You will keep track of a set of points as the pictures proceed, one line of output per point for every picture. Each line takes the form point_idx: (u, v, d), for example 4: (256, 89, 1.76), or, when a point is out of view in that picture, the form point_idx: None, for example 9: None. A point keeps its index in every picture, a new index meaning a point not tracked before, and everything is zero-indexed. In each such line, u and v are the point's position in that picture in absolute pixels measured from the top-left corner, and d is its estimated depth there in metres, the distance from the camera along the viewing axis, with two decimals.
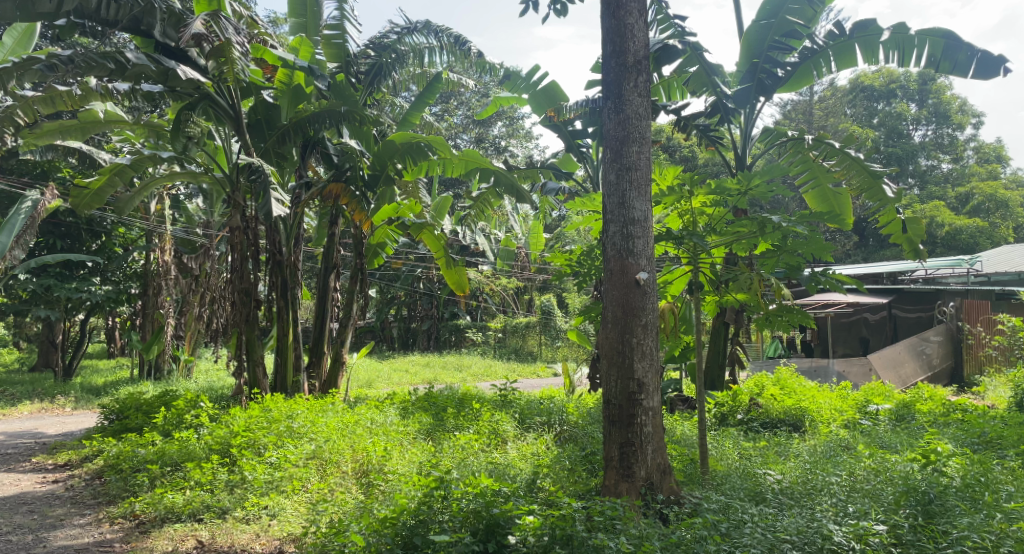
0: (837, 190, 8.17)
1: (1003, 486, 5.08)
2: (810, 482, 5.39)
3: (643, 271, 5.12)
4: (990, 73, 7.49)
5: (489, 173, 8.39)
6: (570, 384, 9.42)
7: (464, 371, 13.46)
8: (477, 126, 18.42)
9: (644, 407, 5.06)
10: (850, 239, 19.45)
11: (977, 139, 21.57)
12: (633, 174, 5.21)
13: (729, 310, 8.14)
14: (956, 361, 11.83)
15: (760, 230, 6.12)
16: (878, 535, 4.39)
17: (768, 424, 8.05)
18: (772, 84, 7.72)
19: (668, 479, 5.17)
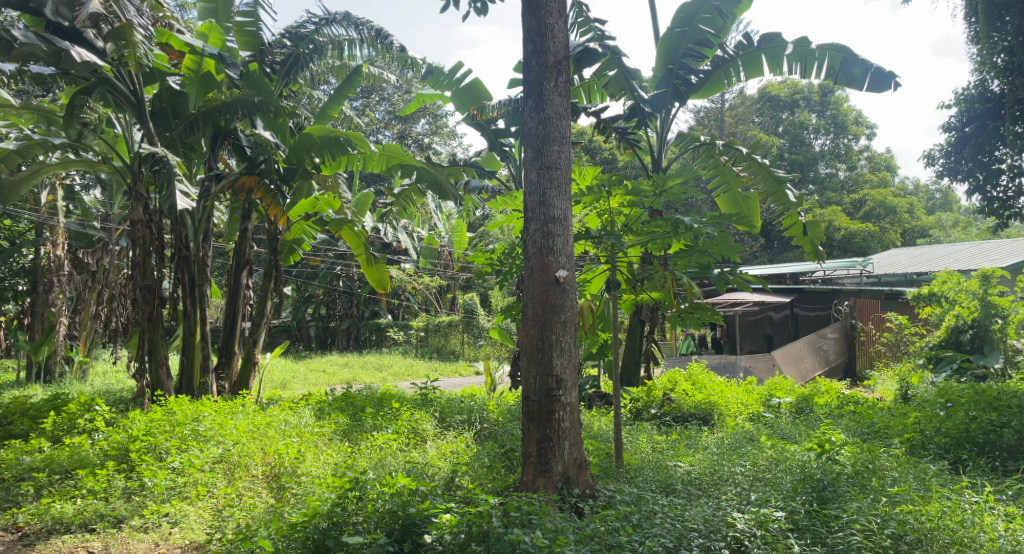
0: (746, 193, 8.45)
1: (888, 472, 5.18)
2: (714, 472, 5.37)
3: (562, 268, 4.98)
4: (882, 88, 7.69)
5: (410, 169, 8.01)
6: (492, 382, 9.34)
7: (384, 371, 13.19)
8: (399, 121, 18.14)
9: (562, 403, 4.91)
10: (757, 241, 20.62)
11: (870, 149, 23.22)
12: (554, 173, 5.04)
13: (645, 308, 8.24)
14: (849, 358, 12.76)
15: (674, 231, 6.19)
16: (777, 520, 4.43)
17: (680, 418, 8.16)
18: (687, 91, 7.78)
19: (585, 473, 5.00)
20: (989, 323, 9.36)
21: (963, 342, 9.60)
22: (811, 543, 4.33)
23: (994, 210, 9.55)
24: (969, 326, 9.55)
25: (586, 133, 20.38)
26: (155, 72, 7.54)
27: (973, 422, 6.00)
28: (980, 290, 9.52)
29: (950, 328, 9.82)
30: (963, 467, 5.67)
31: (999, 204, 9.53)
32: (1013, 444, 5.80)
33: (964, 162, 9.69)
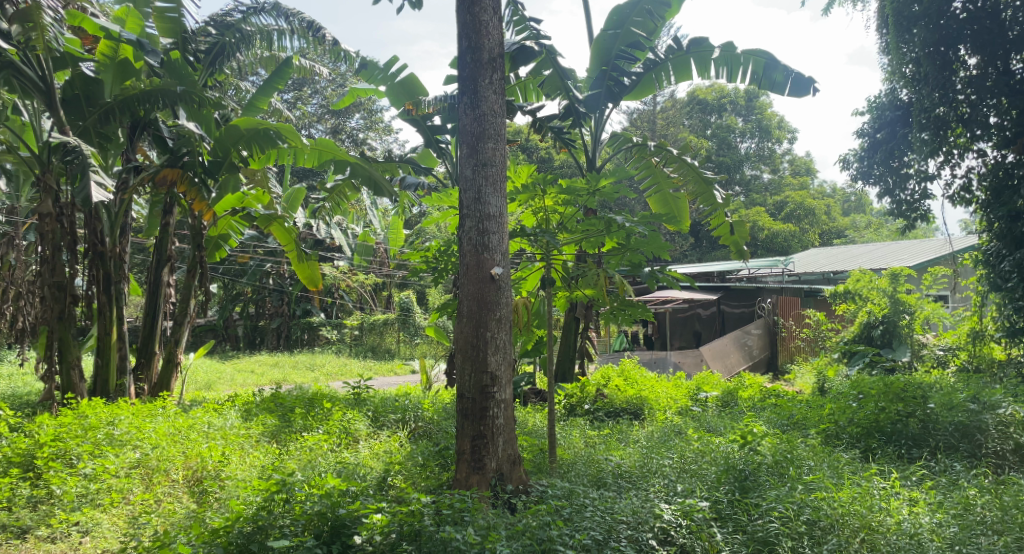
0: (677, 194, 8.65)
1: (805, 461, 5.41)
2: (643, 465, 5.48)
3: (497, 266, 4.98)
4: (802, 93, 8.01)
5: (344, 164, 7.83)
6: (428, 381, 9.26)
7: (316, 370, 12.93)
8: (332, 115, 17.81)
9: (496, 400, 4.92)
10: (687, 241, 21.24)
11: (791, 153, 24.19)
12: (489, 170, 5.04)
13: (580, 305, 8.35)
14: (772, 353, 13.28)
15: (607, 229, 6.26)
16: (701, 510, 4.57)
17: (612, 413, 8.31)
18: (620, 92, 7.91)
19: (518, 469, 5.03)
20: (898, 319, 10.00)
21: (875, 337, 10.14)
22: (733, 531, 4.48)
23: (903, 212, 10.02)
24: (880, 322, 10.11)
25: (522, 132, 20.48)
26: (66, 57, 7.18)
27: (882, 413, 6.34)
28: (889, 287, 10.20)
29: (863, 324, 10.32)
30: (872, 455, 5.99)
31: (907, 206, 10.01)
32: (917, 432, 6.15)
33: (876, 167, 10.21)
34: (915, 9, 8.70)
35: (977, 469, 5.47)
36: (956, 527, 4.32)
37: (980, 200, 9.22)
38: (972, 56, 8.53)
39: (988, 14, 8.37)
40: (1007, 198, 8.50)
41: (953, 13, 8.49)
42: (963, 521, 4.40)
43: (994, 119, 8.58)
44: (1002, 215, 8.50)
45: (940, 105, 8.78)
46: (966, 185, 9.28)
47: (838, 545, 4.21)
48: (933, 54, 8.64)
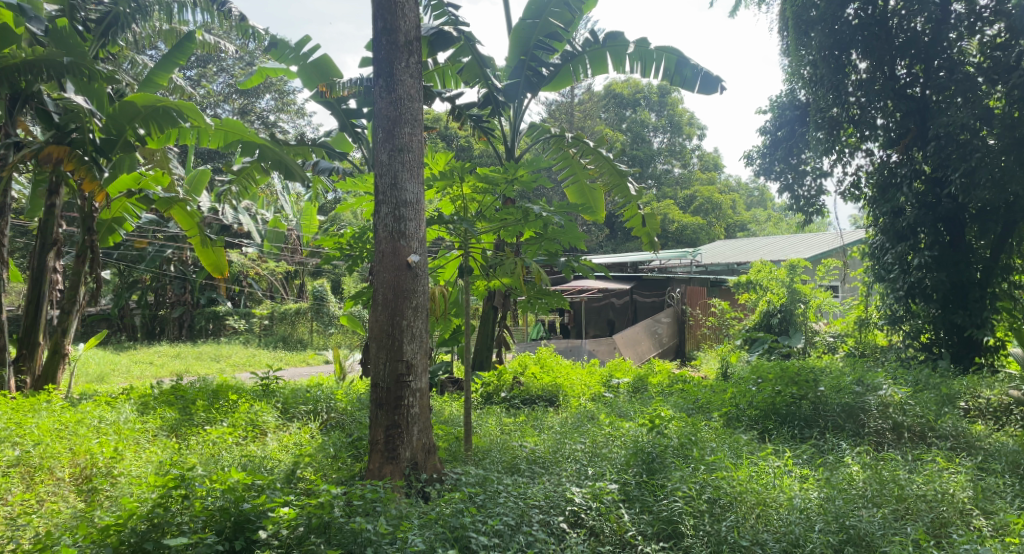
0: (593, 185, 8.80)
1: (707, 442, 5.64)
2: (556, 450, 5.56)
3: (414, 253, 4.92)
4: (710, 90, 8.26)
5: (252, 146, 7.44)
6: (341, 371, 9.06)
7: (222, 361, 12.45)
8: (240, 95, 17.10)
9: (411, 389, 4.86)
10: (602, 232, 21.75)
11: (701, 149, 25.06)
12: (406, 156, 4.96)
13: (497, 295, 8.37)
14: (680, 340, 13.87)
15: (524, 219, 6.26)
16: (610, 493, 4.71)
17: (528, 400, 8.41)
18: (538, 82, 7.99)
19: (433, 458, 5.01)
20: (794, 308, 10.59)
21: (773, 324, 10.73)
22: (640, 511, 4.63)
23: (801, 207, 10.51)
24: (777, 311, 10.71)
25: (441, 118, 20.31)
26: None
27: (778, 396, 6.69)
28: (787, 277, 10.80)
29: (763, 313, 10.95)
30: (768, 436, 6.30)
31: (805, 202, 10.51)
32: (809, 413, 6.52)
33: (776, 163, 10.71)
34: (813, 13, 9.15)
35: (860, 446, 5.84)
36: (839, 500, 4.57)
37: (868, 197, 9.87)
38: (863, 61, 9.05)
39: (877, 21, 8.84)
40: (891, 195, 9.07)
41: (846, 19, 8.96)
42: (847, 495, 4.65)
43: (881, 121, 9.12)
44: (887, 211, 9.08)
45: (834, 107, 9.21)
46: (856, 182, 9.89)
47: (736, 521, 4.41)
48: (828, 58, 9.14)
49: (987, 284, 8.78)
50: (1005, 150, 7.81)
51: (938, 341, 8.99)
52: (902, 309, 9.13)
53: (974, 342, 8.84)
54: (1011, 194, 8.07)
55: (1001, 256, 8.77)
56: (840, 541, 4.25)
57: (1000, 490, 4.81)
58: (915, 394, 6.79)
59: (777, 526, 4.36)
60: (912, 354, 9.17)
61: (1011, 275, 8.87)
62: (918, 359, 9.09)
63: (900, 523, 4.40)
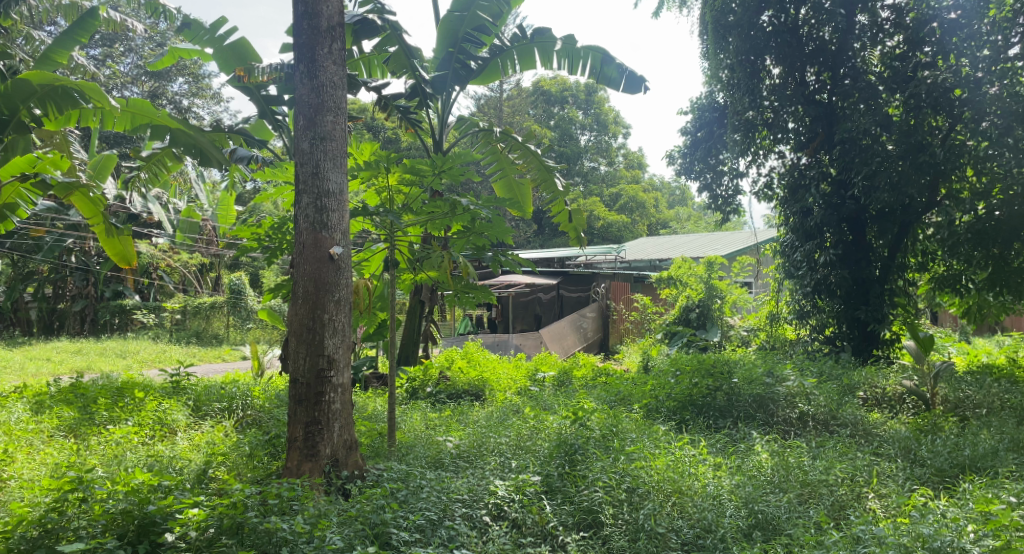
0: (521, 180, 8.79)
1: (628, 433, 5.76)
2: (481, 444, 5.55)
3: (337, 245, 4.80)
4: (635, 90, 8.42)
5: (163, 130, 6.96)
6: (259, 367, 8.77)
7: (129, 357, 11.87)
8: (151, 77, 16.28)
9: (333, 384, 4.75)
10: (530, 228, 21.95)
11: (626, 147, 25.53)
12: (329, 144, 4.82)
13: (425, 289, 8.28)
14: (604, 335, 14.26)
15: (452, 212, 6.18)
16: (533, 485, 4.76)
17: (454, 395, 8.36)
18: (466, 75, 7.95)
19: (354, 455, 4.91)
20: (711, 303, 11.01)
21: (691, 319, 11.11)
22: (561, 502, 4.70)
23: (719, 206, 10.91)
24: (696, 306, 11.10)
25: (367, 109, 19.97)
26: None
27: (695, 388, 6.92)
28: (705, 274, 11.20)
29: (682, 308, 11.32)
30: (685, 426, 6.49)
31: (722, 201, 10.90)
32: (723, 404, 6.77)
33: (696, 163, 11.02)
34: (730, 19, 9.47)
35: (769, 435, 6.07)
36: (749, 486, 4.74)
37: (780, 197, 10.30)
38: (776, 67, 9.44)
39: (788, 29, 9.22)
40: (801, 195, 9.49)
41: (761, 26, 9.30)
42: (756, 481, 4.84)
43: (792, 125, 9.53)
44: (797, 210, 9.49)
45: (749, 109, 9.58)
46: (769, 183, 10.32)
47: (654, 509, 4.51)
48: (743, 62, 9.50)
49: (886, 280, 9.33)
50: (902, 154, 8.29)
51: (841, 334, 9.45)
52: (809, 305, 9.55)
53: (873, 336, 9.37)
54: (907, 196, 8.56)
55: (898, 255, 9.35)
56: (750, 525, 4.40)
57: (892, 473, 5.06)
58: (820, 384, 7.15)
59: (692, 513, 4.48)
60: (817, 347, 9.61)
61: (906, 273, 9.45)
62: (822, 351, 9.56)
63: (804, 506, 4.60)
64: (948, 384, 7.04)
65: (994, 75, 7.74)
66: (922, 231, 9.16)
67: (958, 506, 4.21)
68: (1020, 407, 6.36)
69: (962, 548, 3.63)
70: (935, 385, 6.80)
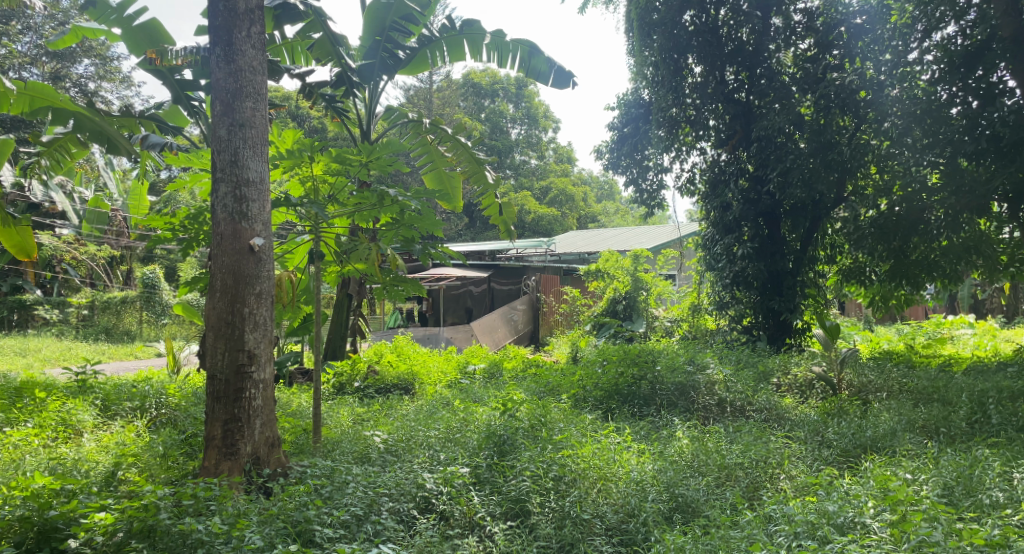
0: (451, 172, 8.73)
1: (556, 423, 5.83)
2: (410, 438, 5.51)
3: (258, 236, 4.65)
4: (563, 85, 8.49)
5: (63, 115, 6.49)
6: (175, 363, 8.42)
7: (29, 356, 11.20)
8: (53, 59, 15.35)
9: (253, 380, 4.61)
10: (461, 220, 21.97)
11: (556, 141, 25.80)
12: (248, 132, 4.66)
13: (353, 282, 8.15)
14: (534, 327, 14.31)
15: (380, 203, 6.07)
16: (461, 476, 4.76)
17: (382, 389, 8.25)
18: (394, 65, 7.83)
19: (277, 452, 4.78)
20: (637, 295, 11.29)
21: (618, 311, 11.38)
22: (489, 493, 4.73)
23: (644, 200, 11.16)
24: (623, 298, 11.38)
25: (291, 97, 19.46)
26: None
27: (620, 378, 7.09)
28: (631, 266, 11.48)
29: (610, 300, 11.58)
30: (611, 414, 6.62)
31: (648, 195, 11.14)
32: (647, 392, 6.96)
33: (622, 158, 11.24)
34: (654, 17, 9.63)
35: (690, 421, 6.28)
36: (670, 471, 4.87)
37: (702, 192, 10.64)
38: (698, 65, 9.67)
39: (709, 29, 9.47)
40: (720, 190, 9.83)
41: (683, 25, 9.51)
42: (677, 466, 4.97)
43: (713, 122, 9.83)
44: (718, 205, 9.81)
45: (673, 107, 9.80)
46: (691, 178, 10.65)
47: (580, 496, 4.58)
48: (667, 60, 9.68)
49: (797, 273, 9.73)
50: (812, 152, 8.74)
51: (758, 324, 9.85)
52: (728, 296, 9.91)
53: (786, 325, 9.79)
54: (818, 192, 8.98)
55: (809, 248, 9.78)
56: (670, 509, 4.55)
57: (801, 455, 5.29)
58: (738, 372, 7.45)
59: (616, 498, 4.59)
60: (735, 336, 9.95)
61: (817, 265, 9.90)
62: (740, 341, 9.88)
63: (721, 489, 4.76)
64: (852, 370, 7.43)
65: (895, 78, 8.15)
66: (831, 225, 9.63)
67: (860, 484, 4.44)
68: (917, 390, 6.76)
69: (864, 523, 3.83)
70: (841, 370, 7.16)
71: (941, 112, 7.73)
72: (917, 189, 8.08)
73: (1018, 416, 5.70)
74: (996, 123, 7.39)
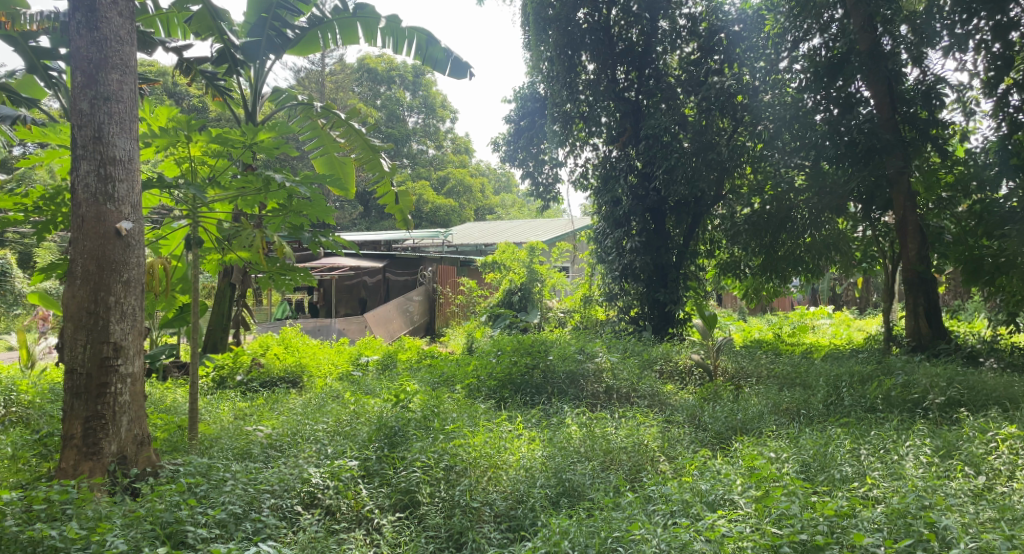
0: (344, 158, 8.43)
1: (449, 413, 5.81)
2: (295, 432, 5.33)
3: (125, 220, 4.33)
4: (460, 75, 8.44)
5: None
6: (28, 359, 7.72)
7: None
8: None
9: (119, 374, 4.30)
10: (355, 209, 21.59)
11: (454, 132, 25.73)
12: (114, 106, 4.32)
13: (236, 271, 7.89)
14: (430, 318, 14.13)
15: (266, 188, 5.74)
16: (350, 470, 4.65)
17: (267, 383, 7.92)
18: (282, 44, 7.43)
19: (146, 450, 4.49)
20: (532, 286, 11.46)
21: (513, 302, 11.49)
22: (378, 485, 4.65)
23: (540, 193, 11.34)
24: (518, 289, 11.51)
25: (167, 72, 18.43)
26: None
27: (514, 367, 7.20)
28: (527, 258, 11.62)
29: (505, 291, 11.68)
30: (504, 403, 6.66)
31: (544, 188, 11.33)
32: (539, 381, 7.09)
33: (519, 151, 11.36)
34: (550, 12, 9.70)
35: (578, 408, 6.43)
36: (558, 457, 4.97)
37: (594, 187, 10.92)
38: (591, 63, 9.87)
39: (602, 27, 9.71)
40: (611, 185, 10.10)
41: (577, 22, 9.67)
42: (565, 452, 5.08)
43: (605, 119, 10.05)
44: (608, 200, 10.08)
45: (567, 102, 9.99)
46: (584, 173, 10.92)
47: (470, 485, 4.57)
48: (562, 56, 9.80)
49: (680, 266, 10.15)
50: (696, 151, 9.06)
51: (644, 315, 10.15)
52: (617, 288, 10.23)
53: (669, 316, 10.12)
54: (699, 190, 9.44)
55: (691, 243, 10.23)
56: (557, 494, 4.62)
57: (680, 437, 5.55)
58: (626, 360, 7.74)
59: (506, 485, 4.63)
60: (623, 326, 10.26)
61: (698, 259, 10.38)
62: (627, 330, 10.19)
63: (605, 472, 4.91)
64: (727, 358, 7.86)
65: (767, 85, 8.89)
66: (710, 221, 10.15)
67: (730, 463, 4.71)
68: (783, 375, 7.24)
69: (732, 500, 4.05)
70: (717, 357, 7.54)
71: (807, 118, 8.40)
72: (786, 190, 8.63)
73: (867, 398, 6.22)
74: (854, 131, 8.03)
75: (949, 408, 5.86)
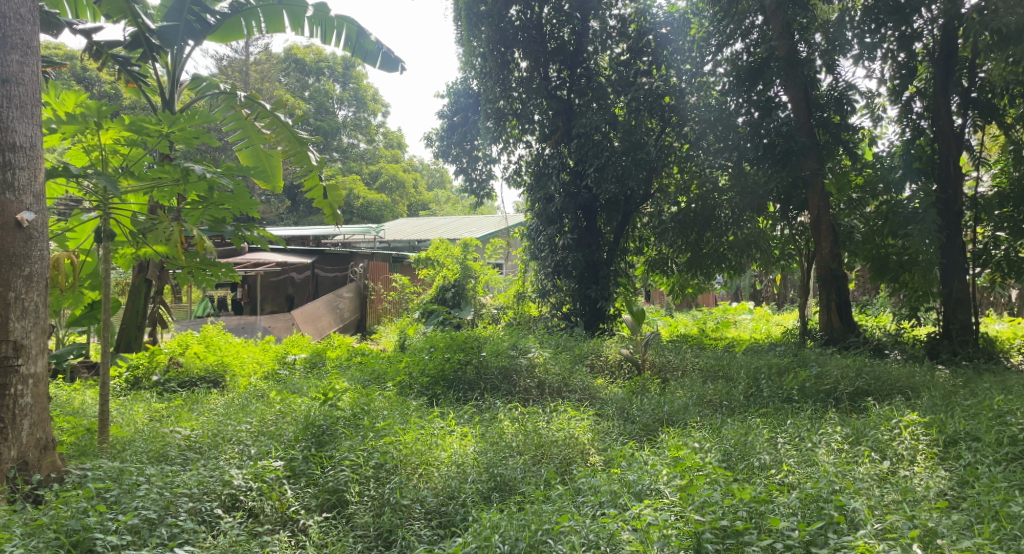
0: (270, 151, 8.14)
1: (379, 411, 5.72)
2: (217, 433, 5.15)
3: (26, 210, 4.07)
4: (391, 69, 8.31)
5: None
6: None
7: None
8: None
9: (20, 375, 4.04)
10: (282, 204, 21.06)
11: (386, 126, 25.42)
12: (14, 89, 4.05)
13: (152, 266, 7.54)
14: (361, 315, 13.85)
15: (185, 179, 5.49)
16: (273, 471, 4.52)
17: (186, 383, 7.60)
18: (201, 30, 7.13)
19: (50, 455, 4.22)
20: (465, 283, 11.40)
21: (447, 298, 11.40)
22: (304, 486, 4.54)
23: (474, 189, 11.29)
24: (451, 286, 11.43)
25: (76, 56, 17.39)
26: None
27: (447, 363, 7.13)
28: (461, 254, 11.57)
29: (438, 288, 11.58)
30: (436, 400, 6.59)
31: (477, 184, 11.29)
32: (472, 377, 7.06)
33: (452, 147, 11.27)
34: (481, 9, 9.78)
35: (510, 403, 6.45)
36: (490, 452, 4.97)
37: (528, 184, 10.95)
38: (524, 60, 9.89)
39: (534, 25, 9.76)
40: (543, 183, 10.15)
41: (509, 19, 9.75)
42: (497, 447, 5.08)
43: (537, 116, 10.09)
44: (541, 196, 10.13)
45: (500, 99, 9.96)
46: (518, 170, 10.94)
47: (400, 482, 4.50)
48: (494, 52, 9.85)
49: (610, 262, 10.29)
50: (625, 150, 9.23)
51: (575, 311, 10.23)
52: (549, 284, 10.31)
53: (600, 312, 10.24)
54: (629, 188, 9.59)
55: (621, 240, 10.39)
56: (489, 489, 4.60)
57: (609, 430, 5.63)
58: (558, 355, 7.80)
59: (436, 481, 4.58)
60: (555, 322, 10.33)
61: (627, 256, 10.55)
62: (559, 326, 10.26)
63: (536, 466, 4.93)
64: (654, 352, 8.03)
65: (694, 87, 9.16)
66: (639, 220, 10.33)
67: (656, 454, 4.81)
68: (707, 368, 7.46)
69: (658, 490, 4.13)
70: (645, 351, 7.65)
71: (730, 120, 8.72)
72: (710, 190, 9.00)
73: (784, 389, 6.45)
74: (773, 133, 8.33)
75: (859, 397, 6.16)
